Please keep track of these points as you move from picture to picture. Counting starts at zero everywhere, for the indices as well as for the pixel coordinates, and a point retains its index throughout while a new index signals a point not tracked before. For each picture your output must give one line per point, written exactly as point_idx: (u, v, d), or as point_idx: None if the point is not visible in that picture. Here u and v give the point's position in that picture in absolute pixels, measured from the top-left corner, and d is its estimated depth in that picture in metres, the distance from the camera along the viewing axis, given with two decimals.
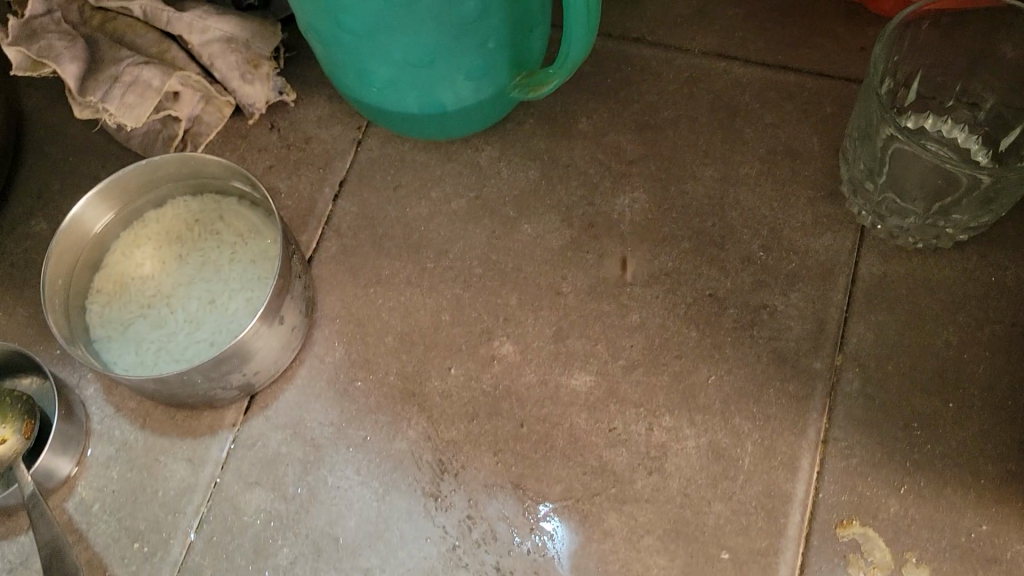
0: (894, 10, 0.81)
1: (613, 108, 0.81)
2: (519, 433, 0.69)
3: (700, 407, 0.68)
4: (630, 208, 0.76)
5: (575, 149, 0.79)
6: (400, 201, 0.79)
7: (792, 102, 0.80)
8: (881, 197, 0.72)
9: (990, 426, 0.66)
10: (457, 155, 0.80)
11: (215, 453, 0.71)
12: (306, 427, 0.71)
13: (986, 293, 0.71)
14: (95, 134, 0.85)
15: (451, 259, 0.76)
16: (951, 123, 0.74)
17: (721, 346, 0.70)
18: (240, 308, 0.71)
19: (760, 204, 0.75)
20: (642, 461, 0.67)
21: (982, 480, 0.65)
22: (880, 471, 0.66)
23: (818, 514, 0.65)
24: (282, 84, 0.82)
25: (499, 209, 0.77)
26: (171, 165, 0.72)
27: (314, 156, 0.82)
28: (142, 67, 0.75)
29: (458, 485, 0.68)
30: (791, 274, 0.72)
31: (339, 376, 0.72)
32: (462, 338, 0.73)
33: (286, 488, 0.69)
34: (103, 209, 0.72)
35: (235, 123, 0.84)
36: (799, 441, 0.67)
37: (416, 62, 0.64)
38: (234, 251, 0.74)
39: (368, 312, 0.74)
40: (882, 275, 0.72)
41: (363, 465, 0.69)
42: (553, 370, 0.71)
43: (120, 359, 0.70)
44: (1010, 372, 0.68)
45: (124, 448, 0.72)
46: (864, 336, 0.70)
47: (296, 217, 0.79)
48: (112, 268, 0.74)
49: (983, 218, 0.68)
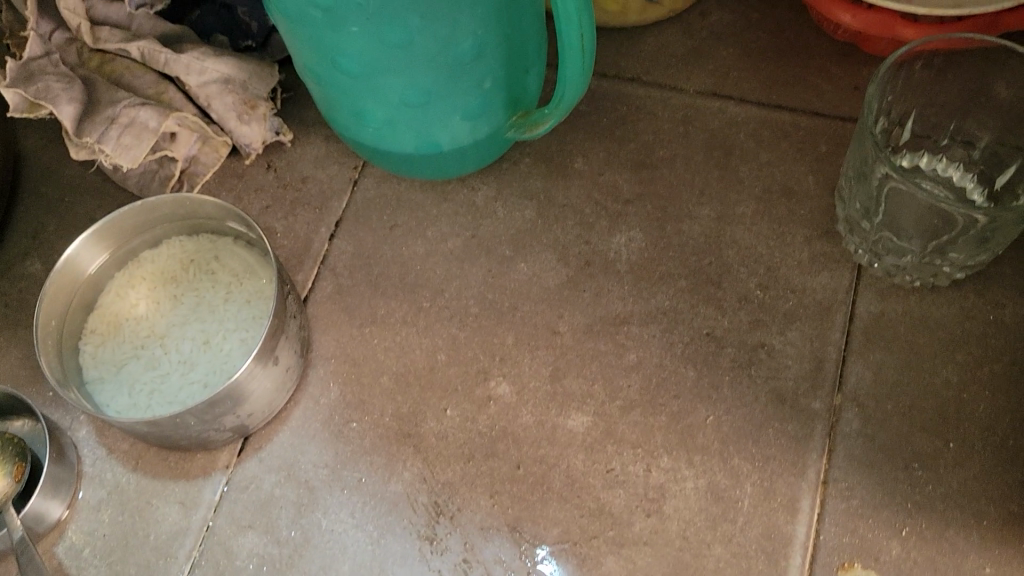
0: (887, 50, 0.82)
1: (608, 148, 0.81)
2: (516, 474, 0.68)
3: (699, 448, 0.68)
4: (627, 247, 0.76)
5: (571, 188, 0.79)
6: (397, 240, 0.79)
7: (787, 141, 0.80)
8: (878, 236, 0.72)
9: (992, 466, 0.66)
10: (453, 195, 0.80)
11: (208, 496, 0.70)
12: (300, 469, 0.70)
13: (985, 331, 0.70)
14: (92, 174, 0.85)
15: (447, 299, 0.76)
16: (946, 162, 0.75)
17: (719, 385, 0.70)
18: (234, 348, 0.70)
19: (756, 243, 0.75)
20: (640, 503, 0.66)
21: (985, 522, 0.64)
22: (882, 513, 0.65)
23: (819, 557, 0.64)
24: (279, 124, 0.83)
25: (495, 248, 0.77)
26: (167, 205, 0.72)
27: (311, 196, 0.82)
28: (139, 109, 0.75)
29: (453, 528, 0.67)
30: (788, 313, 0.72)
31: (334, 417, 0.72)
32: (458, 378, 0.72)
33: (280, 531, 0.68)
34: (98, 249, 0.72)
35: (232, 163, 0.84)
36: (798, 482, 0.66)
37: (412, 102, 0.65)
38: (229, 291, 0.73)
39: (363, 352, 0.74)
40: (880, 314, 0.72)
41: (358, 508, 0.68)
42: (550, 410, 0.70)
43: (113, 401, 0.70)
44: (1011, 411, 0.67)
45: (116, 491, 0.71)
46: (863, 375, 0.69)
47: (292, 256, 0.79)
48: (106, 308, 0.73)
49: (980, 256, 0.68)
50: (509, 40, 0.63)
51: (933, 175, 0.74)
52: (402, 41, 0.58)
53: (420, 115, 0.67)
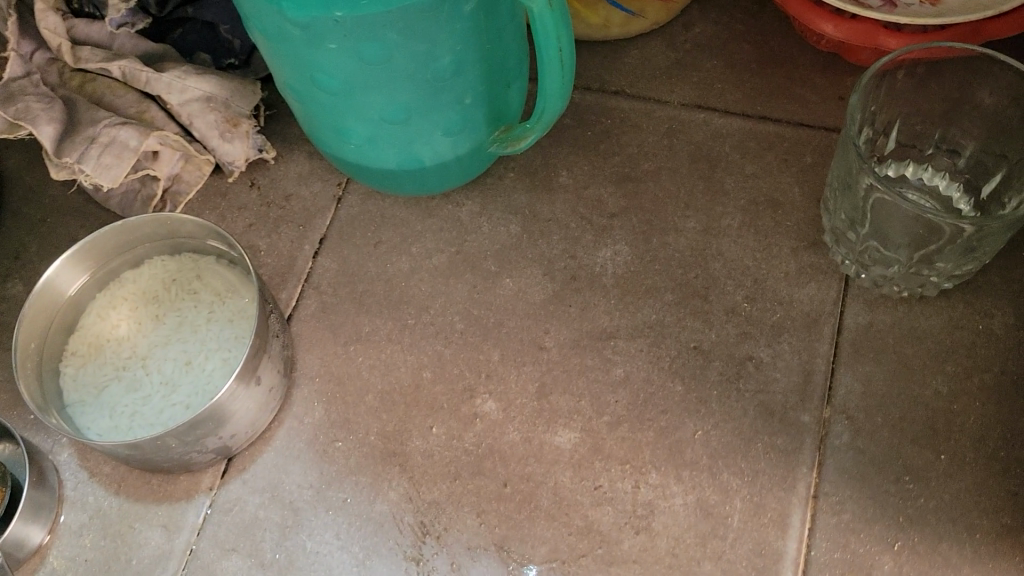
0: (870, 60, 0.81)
1: (593, 162, 0.81)
2: (502, 493, 0.67)
3: (687, 463, 0.67)
4: (613, 261, 0.76)
5: (556, 202, 0.79)
6: (381, 257, 0.78)
7: (772, 152, 0.80)
8: (864, 247, 0.71)
9: (983, 478, 0.65)
10: (437, 210, 0.80)
11: (191, 519, 0.69)
12: (284, 491, 0.69)
13: (974, 341, 0.70)
14: (74, 195, 0.84)
15: (432, 315, 0.75)
16: (932, 171, 0.74)
17: (707, 400, 0.69)
18: (216, 369, 0.70)
19: (742, 255, 0.75)
20: (629, 520, 0.66)
21: (977, 535, 0.63)
22: (873, 527, 0.64)
23: (810, 573, 0.63)
24: (262, 141, 0.82)
25: (480, 264, 0.77)
26: (147, 224, 0.72)
27: (294, 213, 0.81)
28: (120, 128, 0.75)
29: (440, 548, 0.66)
30: (776, 326, 0.71)
31: (319, 436, 0.71)
32: (443, 396, 0.71)
33: (264, 554, 0.67)
34: (78, 271, 0.71)
35: (215, 181, 0.84)
36: (788, 497, 0.65)
37: (392, 118, 0.64)
38: (211, 310, 0.73)
39: (348, 371, 0.73)
40: (868, 325, 0.71)
41: (343, 529, 0.67)
42: (536, 427, 0.69)
43: (94, 424, 0.69)
44: (1001, 422, 0.67)
45: (98, 515, 0.70)
46: (852, 387, 0.69)
47: (276, 275, 0.78)
48: (87, 330, 0.73)
49: (967, 266, 0.68)
50: (488, 54, 0.62)
51: (919, 185, 0.74)
52: (379, 57, 0.57)
53: (400, 132, 0.66)
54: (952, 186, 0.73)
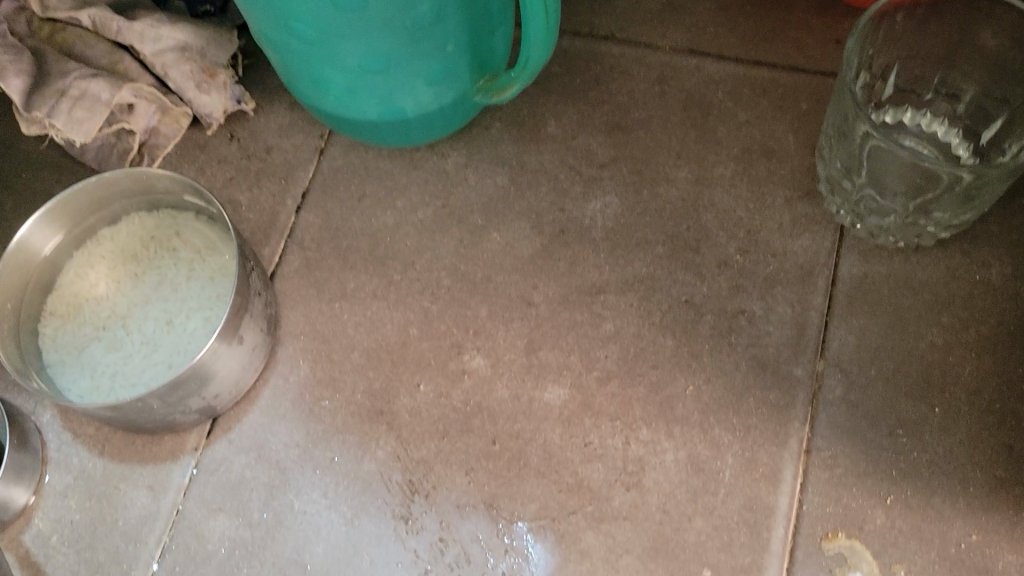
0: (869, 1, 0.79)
1: (582, 110, 0.78)
2: (491, 450, 0.67)
3: (678, 419, 0.66)
4: (602, 213, 0.74)
5: (544, 153, 0.77)
6: (365, 211, 0.76)
7: (767, 99, 0.77)
8: (859, 195, 0.69)
9: (978, 430, 0.64)
10: (423, 163, 0.78)
11: (177, 480, 0.68)
12: (271, 450, 0.68)
13: (971, 292, 0.68)
14: (48, 150, 0.82)
15: (419, 270, 0.73)
16: (930, 116, 0.71)
17: (699, 354, 0.68)
18: (198, 328, 0.68)
19: (735, 206, 0.73)
20: (619, 477, 0.65)
21: (970, 488, 0.63)
22: (866, 481, 0.63)
23: (801, 528, 0.62)
24: (241, 92, 0.79)
25: (467, 217, 0.75)
26: (122, 180, 0.69)
27: (276, 166, 0.79)
28: (91, 81, 0.72)
29: (429, 507, 0.65)
30: (769, 278, 0.70)
31: (304, 395, 0.70)
32: (431, 353, 0.70)
33: (251, 514, 0.67)
34: (53, 228, 0.69)
35: (193, 134, 0.81)
36: (781, 452, 0.65)
37: (372, 68, 0.62)
38: (192, 268, 0.71)
39: (333, 328, 0.72)
40: (863, 276, 0.70)
41: (331, 488, 0.67)
42: (525, 383, 0.68)
43: (74, 385, 0.67)
44: (997, 374, 0.66)
45: (82, 477, 0.69)
46: (846, 340, 0.68)
47: (258, 230, 0.76)
48: (65, 289, 0.71)
49: (964, 215, 0.67)
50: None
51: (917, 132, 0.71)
52: (356, 4, 0.55)
53: (381, 81, 0.64)
54: (951, 132, 0.71)
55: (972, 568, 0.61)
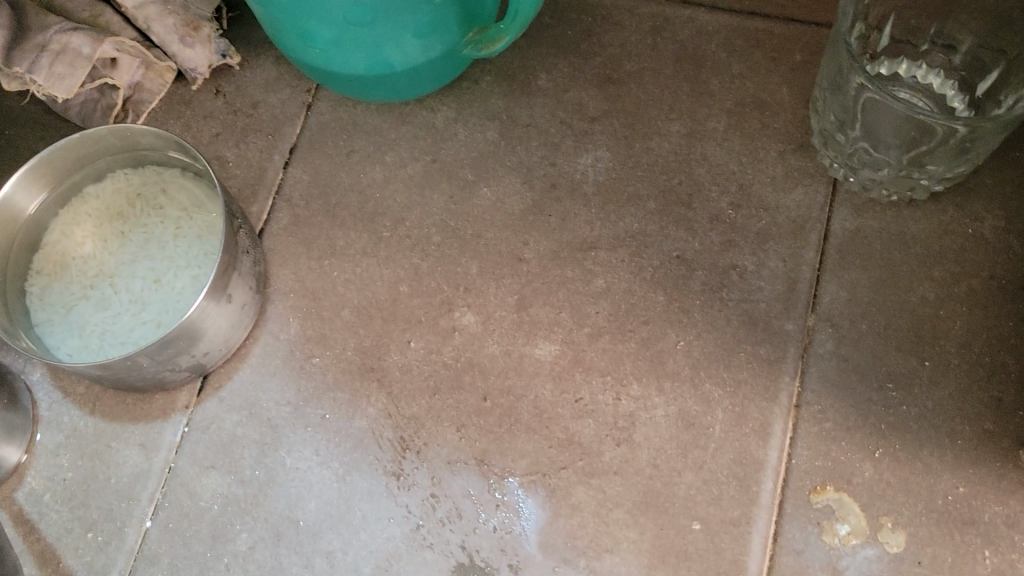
0: None
1: (573, 63, 0.77)
2: (482, 407, 0.67)
3: (669, 374, 0.66)
4: (594, 168, 0.73)
5: (534, 106, 0.76)
6: (354, 167, 0.75)
7: (761, 51, 0.76)
8: (853, 149, 0.68)
9: (967, 384, 0.64)
10: (411, 117, 0.76)
11: (169, 437, 0.68)
12: (262, 408, 0.68)
13: (963, 246, 0.68)
14: (31, 105, 0.80)
15: (408, 227, 0.73)
16: (926, 68, 0.71)
17: (690, 310, 0.68)
18: (186, 286, 0.68)
19: (728, 159, 0.72)
20: (610, 432, 0.65)
21: (959, 442, 0.63)
22: (855, 435, 0.64)
23: (790, 481, 0.63)
24: (225, 45, 0.77)
25: (457, 173, 0.74)
26: (106, 137, 0.68)
27: (262, 122, 0.78)
28: (72, 34, 0.71)
29: (420, 463, 0.66)
30: (761, 232, 0.69)
31: (295, 352, 0.69)
32: (421, 310, 0.70)
33: (243, 471, 0.67)
34: (37, 186, 0.68)
35: (178, 89, 0.80)
36: (770, 407, 0.65)
37: (358, 21, 0.61)
38: (179, 226, 0.70)
39: (323, 286, 0.71)
40: (855, 230, 0.69)
41: (322, 445, 0.67)
42: (516, 340, 0.68)
43: (63, 344, 0.67)
44: (988, 328, 0.66)
45: (74, 435, 0.69)
46: (837, 295, 0.67)
47: (245, 187, 0.75)
48: (51, 248, 0.70)
49: (959, 167, 0.66)
50: None
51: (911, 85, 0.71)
52: None
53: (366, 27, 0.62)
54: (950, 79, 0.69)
55: (959, 519, 0.61)
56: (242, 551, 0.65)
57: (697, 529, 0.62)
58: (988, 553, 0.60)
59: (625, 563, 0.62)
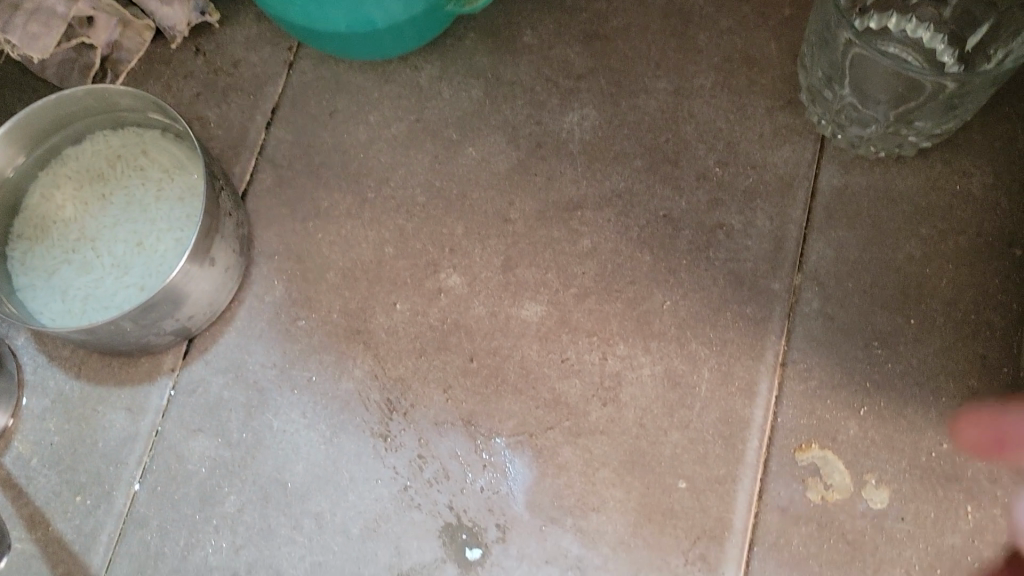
0: None
1: (559, 19, 0.76)
2: (468, 368, 0.67)
3: (655, 334, 0.66)
4: (580, 126, 0.72)
5: (519, 64, 0.75)
6: (337, 127, 0.74)
7: (749, 5, 0.75)
8: (840, 105, 0.68)
9: (952, 342, 0.64)
10: (395, 76, 0.75)
11: (155, 401, 0.68)
12: (248, 371, 0.68)
13: (950, 203, 0.68)
14: (7, 65, 0.79)
15: (393, 188, 0.72)
16: (915, 22, 0.69)
17: (676, 270, 0.67)
18: (169, 249, 0.67)
19: (715, 117, 0.71)
20: (596, 392, 0.65)
21: (943, 399, 0.63)
22: (840, 393, 0.64)
23: (775, 439, 0.63)
24: (205, 3, 0.76)
25: (441, 132, 0.73)
26: (83, 98, 0.67)
27: (244, 81, 0.77)
28: None
29: (407, 425, 0.66)
30: (748, 190, 0.69)
31: (280, 315, 0.69)
32: (407, 272, 0.69)
33: (230, 434, 0.67)
34: (14, 149, 0.67)
35: (158, 48, 0.78)
36: (756, 365, 0.65)
37: None
38: (160, 188, 0.69)
39: (307, 248, 0.71)
40: (843, 188, 0.69)
41: (309, 408, 0.67)
42: (502, 301, 0.68)
43: (46, 309, 0.67)
44: (974, 285, 0.65)
45: (60, 399, 0.69)
46: (824, 254, 0.67)
47: (227, 148, 0.74)
48: (32, 211, 0.69)
49: (947, 123, 0.65)
50: None
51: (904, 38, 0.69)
52: None
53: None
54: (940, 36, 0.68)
55: (942, 476, 0.62)
56: (231, 513, 0.65)
57: (683, 488, 0.63)
58: (971, 509, 0.61)
59: (611, 521, 0.62)
